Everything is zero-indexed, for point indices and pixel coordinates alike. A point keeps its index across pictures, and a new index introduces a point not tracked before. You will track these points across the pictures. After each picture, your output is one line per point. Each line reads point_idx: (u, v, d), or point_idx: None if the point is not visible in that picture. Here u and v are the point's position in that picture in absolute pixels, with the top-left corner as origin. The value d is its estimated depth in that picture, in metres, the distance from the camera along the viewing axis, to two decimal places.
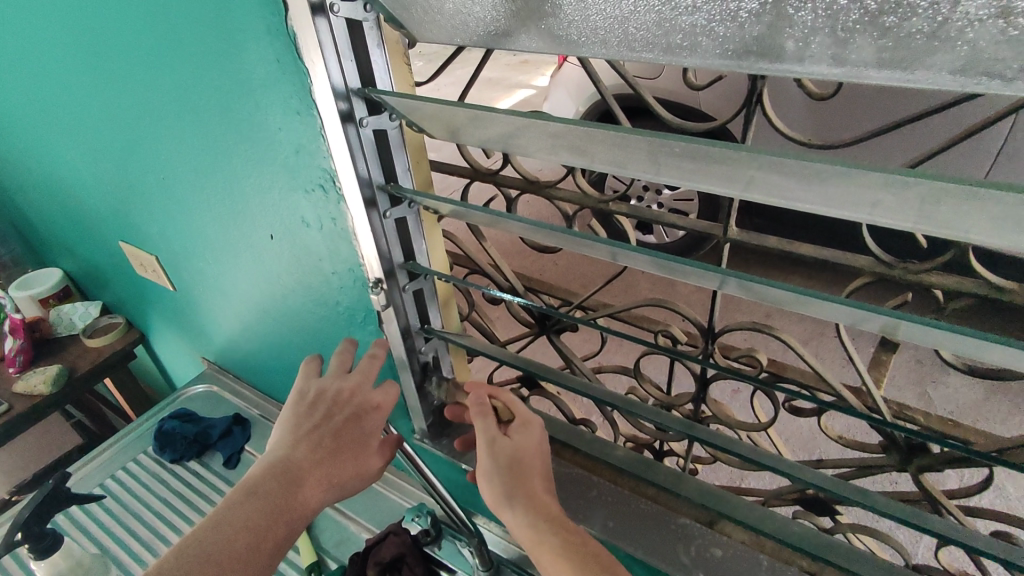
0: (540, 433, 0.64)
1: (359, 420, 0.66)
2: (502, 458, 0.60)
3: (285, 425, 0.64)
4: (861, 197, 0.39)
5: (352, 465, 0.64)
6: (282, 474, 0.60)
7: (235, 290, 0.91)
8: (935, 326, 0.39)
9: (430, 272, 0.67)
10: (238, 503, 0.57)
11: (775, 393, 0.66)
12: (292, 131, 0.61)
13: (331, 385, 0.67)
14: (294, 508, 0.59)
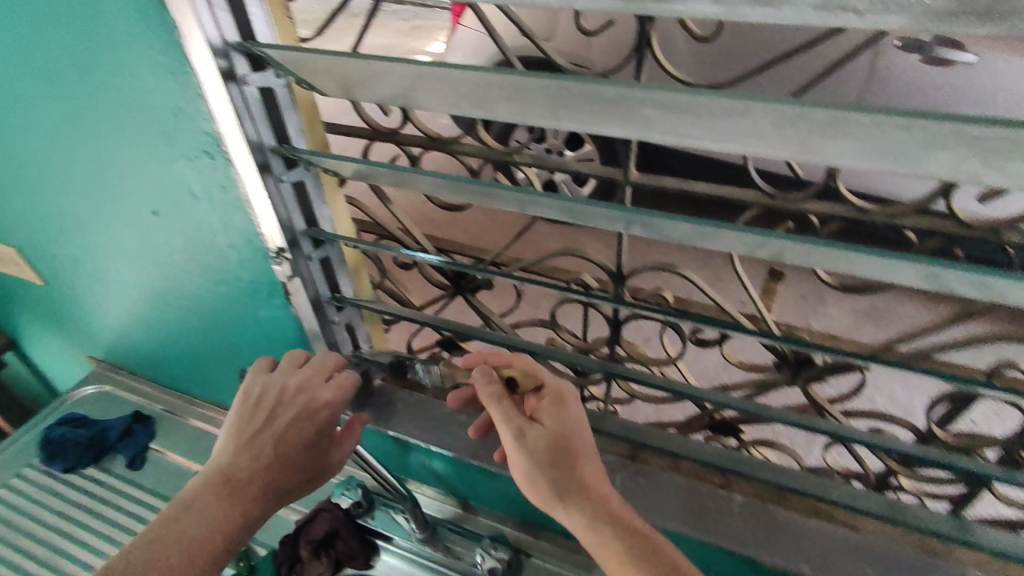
0: (573, 407, 0.63)
1: (304, 422, 0.63)
2: (540, 453, 0.59)
3: (230, 430, 0.63)
4: (745, 130, 0.41)
5: (300, 469, 0.62)
6: (222, 485, 0.59)
7: (120, 278, 0.83)
8: (813, 244, 0.43)
9: (335, 237, 0.64)
10: (174, 519, 0.57)
11: (680, 326, 0.70)
12: (166, 92, 0.55)
13: (281, 382, 0.65)
14: (233, 519, 0.58)
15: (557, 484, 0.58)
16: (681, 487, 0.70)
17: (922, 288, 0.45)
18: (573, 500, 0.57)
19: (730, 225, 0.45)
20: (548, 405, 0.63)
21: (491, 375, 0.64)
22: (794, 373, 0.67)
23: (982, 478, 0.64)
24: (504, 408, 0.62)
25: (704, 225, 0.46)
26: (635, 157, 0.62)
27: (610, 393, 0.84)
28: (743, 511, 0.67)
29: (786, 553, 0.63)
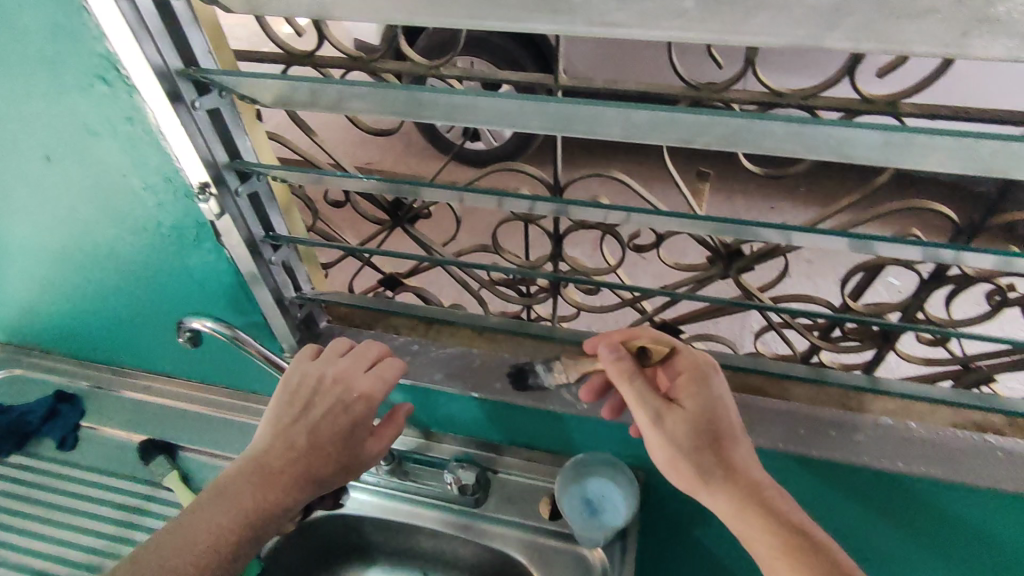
0: (716, 382, 0.63)
1: (342, 411, 0.63)
2: (682, 437, 0.60)
3: (269, 420, 0.64)
4: (672, 10, 0.41)
5: (335, 459, 0.62)
6: (253, 472, 0.59)
7: (19, 242, 0.76)
8: (742, 118, 0.45)
9: (263, 169, 0.60)
10: (203, 503, 0.57)
11: (618, 230, 0.73)
12: (40, 7, 0.50)
13: (323, 370, 0.66)
14: (262, 507, 0.58)
15: (699, 464, 0.58)
16: None
17: (838, 159, 0.48)
18: (719, 484, 0.57)
19: (673, 108, 0.46)
20: (686, 383, 0.63)
21: (622, 353, 0.62)
22: (726, 265, 0.71)
23: (888, 338, 0.71)
24: (639, 387, 0.62)
25: (643, 110, 0.46)
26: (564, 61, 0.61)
27: (558, 308, 0.86)
28: None
29: None
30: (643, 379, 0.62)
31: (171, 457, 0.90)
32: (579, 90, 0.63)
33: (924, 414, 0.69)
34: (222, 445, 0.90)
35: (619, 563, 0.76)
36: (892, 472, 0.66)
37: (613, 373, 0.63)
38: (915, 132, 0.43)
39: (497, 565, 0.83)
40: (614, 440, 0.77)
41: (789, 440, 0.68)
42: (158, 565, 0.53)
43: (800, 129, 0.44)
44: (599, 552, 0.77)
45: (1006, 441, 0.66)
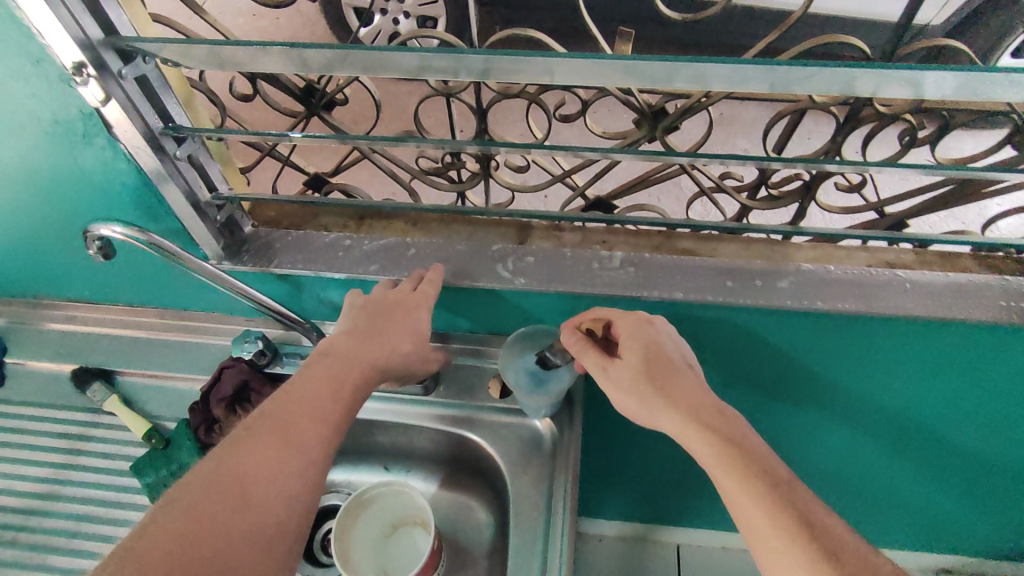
0: (653, 329, 0.67)
1: (410, 312, 0.70)
2: (624, 382, 0.65)
3: (344, 322, 0.70)
4: None
5: (406, 333, 0.70)
6: (346, 352, 0.66)
7: None
8: None
9: (141, 43, 0.54)
10: (310, 373, 0.64)
11: (546, 101, 0.71)
12: None
13: (383, 293, 0.71)
14: (362, 362, 0.66)
15: (644, 400, 0.63)
16: (568, 258, 0.74)
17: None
18: (661, 411, 0.62)
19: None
20: (626, 338, 0.67)
21: (576, 333, 0.69)
22: (653, 125, 0.70)
23: (809, 187, 0.73)
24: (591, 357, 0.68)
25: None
26: None
27: (490, 193, 0.84)
28: (624, 263, 0.73)
29: (662, 287, 0.71)
30: (593, 347, 0.68)
31: (108, 383, 0.87)
32: None
33: (840, 258, 0.72)
34: (160, 365, 0.87)
35: (568, 429, 0.80)
36: (812, 311, 0.69)
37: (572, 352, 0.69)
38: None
39: (454, 449, 0.86)
40: (555, 313, 0.78)
41: (718, 294, 0.70)
42: (297, 404, 0.61)
43: None
44: (547, 421, 0.81)
45: (913, 274, 0.70)
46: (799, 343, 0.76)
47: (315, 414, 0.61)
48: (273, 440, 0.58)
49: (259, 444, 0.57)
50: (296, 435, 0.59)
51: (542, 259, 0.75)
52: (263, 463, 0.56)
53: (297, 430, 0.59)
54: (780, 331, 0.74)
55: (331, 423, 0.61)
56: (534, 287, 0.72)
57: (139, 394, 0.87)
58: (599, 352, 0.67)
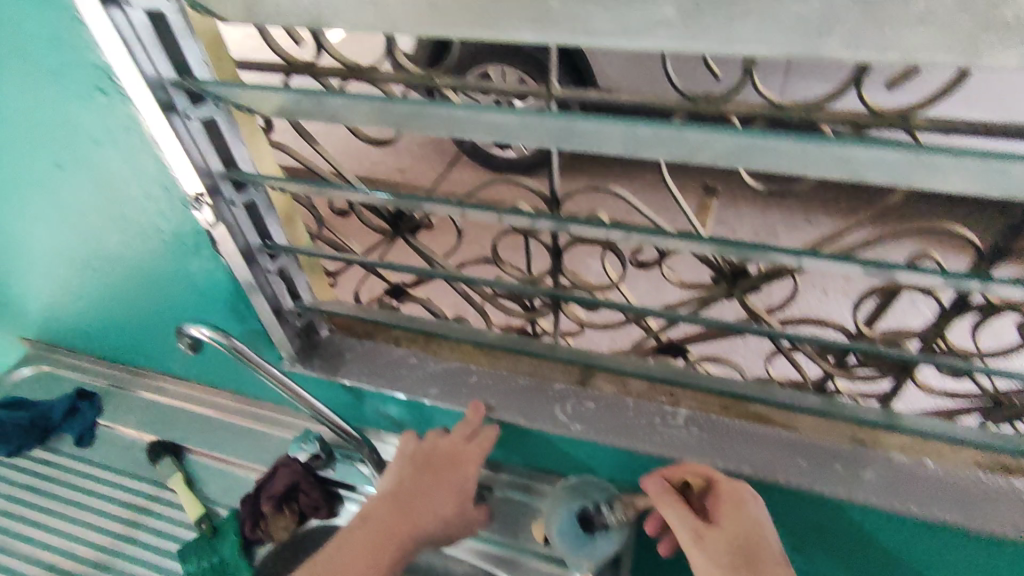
0: (753, 507, 0.59)
1: (458, 468, 0.69)
2: (721, 555, 0.57)
3: (391, 470, 0.69)
4: (649, 18, 0.42)
5: (450, 496, 0.68)
6: (389, 506, 0.65)
7: (41, 244, 0.80)
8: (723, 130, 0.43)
9: (257, 181, 0.61)
10: (350, 531, 0.63)
11: (617, 248, 0.71)
12: (45, 21, 0.52)
13: (435, 438, 0.71)
14: (402, 529, 0.64)
15: None
16: (629, 408, 0.71)
17: (844, 179, 0.44)
18: None
19: (653, 121, 0.45)
20: (726, 503, 0.60)
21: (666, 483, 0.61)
22: (731, 286, 0.69)
23: (906, 367, 0.66)
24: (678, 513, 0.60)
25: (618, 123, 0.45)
26: (559, 70, 0.57)
27: (559, 324, 0.84)
28: (689, 423, 0.69)
29: (728, 457, 0.65)
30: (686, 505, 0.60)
31: (178, 459, 0.91)
32: (574, 101, 0.58)
33: (942, 454, 0.64)
34: (224, 448, 0.91)
35: None
36: (903, 514, 0.61)
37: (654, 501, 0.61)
38: (926, 152, 0.39)
39: None
40: (610, 464, 0.74)
41: (792, 476, 0.64)
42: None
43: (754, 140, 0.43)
44: None
45: None
46: (888, 546, 0.66)
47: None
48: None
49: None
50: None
51: (603, 404, 0.72)
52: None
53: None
54: (864, 529, 0.65)
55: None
56: (590, 435, 0.70)
57: (201, 476, 0.90)
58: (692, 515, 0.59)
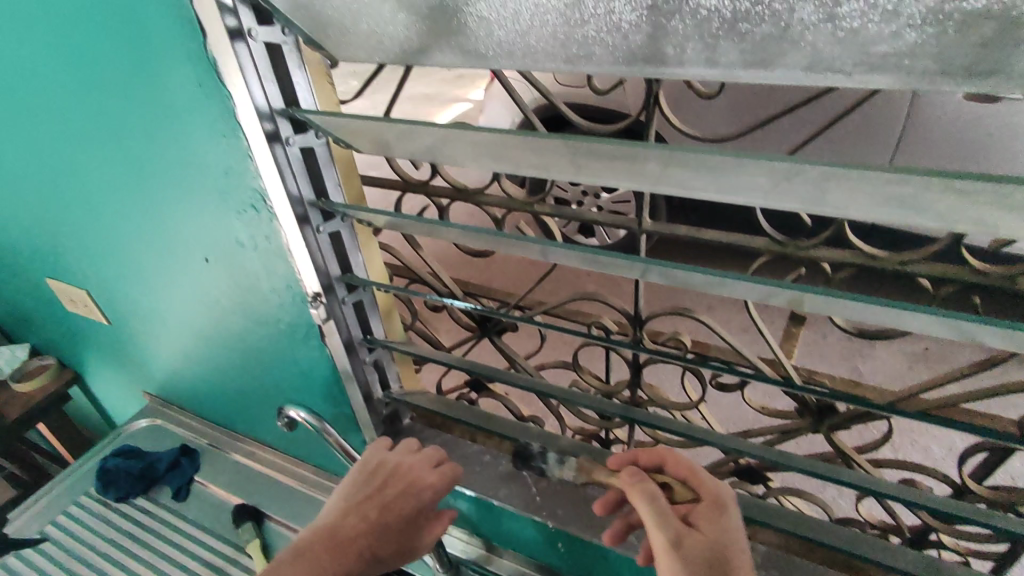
0: (729, 518, 0.57)
1: (408, 496, 0.70)
2: (696, 562, 0.53)
3: (341, 496, 0.71)
4: (745, 185, 0.47)
5: (399, 532, 0.68)
6: (330, 539, 0.65)
7: (176, 316, 0.92)
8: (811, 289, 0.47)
9: (369, 283, 0.71)
10: (287, 560, 0.63)
11: (701, 372, 0.70)
12: (219, 154, 0.63)
13: (390, 459, 0.73)
14: (338, 566, 0.63)
15: None
16: None
17: (957, 339, 0.46)
18: None
19: (739, 276, 0.51)
20: (706, 510, 0.58)
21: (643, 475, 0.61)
22: (816, 421, 0.67)
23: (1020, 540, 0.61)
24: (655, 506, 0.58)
25: (694, 272, 0.54)
26: (649, 207, 0.64)
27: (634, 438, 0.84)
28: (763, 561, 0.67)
29: None
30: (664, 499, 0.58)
31: (257, 524, 0.96)
32: (663, 234, 0.63)
33: None
34: (301, 520, 0.96)
35: None
36: None
37: (630, 492, 0.60)
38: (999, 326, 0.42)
39: None
40: None
41: None
42: None
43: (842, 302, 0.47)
44: None
45: None
46: None
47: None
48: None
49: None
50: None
51: None
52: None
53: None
54: None
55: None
56: None
57: (275, 543, 0.94)
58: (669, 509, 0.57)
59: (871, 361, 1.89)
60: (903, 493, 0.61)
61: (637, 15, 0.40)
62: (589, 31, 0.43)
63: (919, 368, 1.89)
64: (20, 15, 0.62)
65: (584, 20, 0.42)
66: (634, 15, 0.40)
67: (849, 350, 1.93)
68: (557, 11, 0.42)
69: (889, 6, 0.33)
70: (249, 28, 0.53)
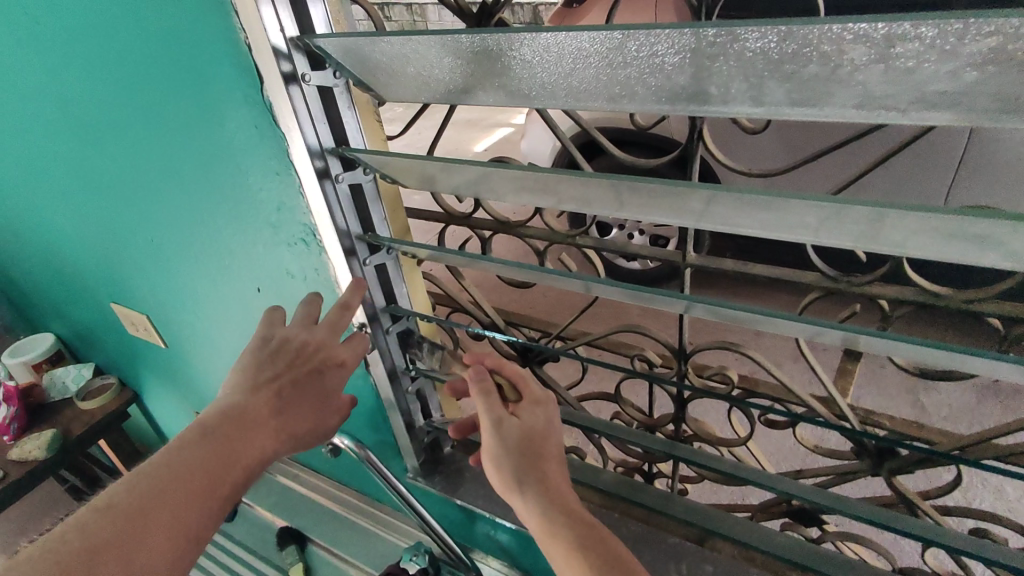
0: (549, 415, 0.67)
1: (320, 377, 0.64)
2: (512, 444, 0.62)
3: (241, 371, 0.63)
4: (797, 221, 0.47)
5: (309, 416, 0.64)
6: (241, 418, 0.59)
7: (227, 342, 0.96)
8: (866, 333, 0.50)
9: (412, 313, 0.72)
10: (194, 442, 0.56)
11: (747, 409, 0.68)
12: (272, 192, 0.66)
13: (296, 334, 0.65)
14: (250, 453, 0.58)
15: (519, 471, 0.61)
16: None
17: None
18: (531, 489, 0.59)
19: (788, 317, 0.54)
20: (528, 406, 0.67)
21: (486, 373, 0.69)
22: (876, 464, 0.65)
23: None
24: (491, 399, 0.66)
25: (741, 312, 0.57)
26: (693, 240, 0.63)
27: (679, 472, 0.85)
28: None
29: None
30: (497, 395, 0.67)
31: (301, 548, 0.97)
32: (708, 268, 0.63)
33: None
34: (342, 545, 0.96)
35: None
36: None
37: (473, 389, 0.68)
38: None
39: None
40: None
41: None
42: (150, 495, 0.52)
43: (889, 343, 0.49)
44: None
45: None
46: None
47: (197, 488, 0.54)
48: (154, 500, 0.52)
49: (135, 511, 0.51)
50: (166, 513, 0.52)
51: None
52: (134, 544, 0.49)
53: (171, 511, 0.52)
54: None
55: (211, 503, 0.54)
56: None
57: (318, 567, 0.95)
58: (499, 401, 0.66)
59: (934, 393, 1.79)
60: (969, 548, 0.60)
61: (680, 58, 0.40)
62: (632, 73, 0.42)
63: (990, 403, 1.77)
64: (96, 64, 0.66)
65: (626, 62, 0.42)
66: (678, 58, 0.40)
67: (910, 381, 1.83)
68: (599, 54, 0.42)
69: (947, 46, 0.32)
70: (302, 73, 0.55)
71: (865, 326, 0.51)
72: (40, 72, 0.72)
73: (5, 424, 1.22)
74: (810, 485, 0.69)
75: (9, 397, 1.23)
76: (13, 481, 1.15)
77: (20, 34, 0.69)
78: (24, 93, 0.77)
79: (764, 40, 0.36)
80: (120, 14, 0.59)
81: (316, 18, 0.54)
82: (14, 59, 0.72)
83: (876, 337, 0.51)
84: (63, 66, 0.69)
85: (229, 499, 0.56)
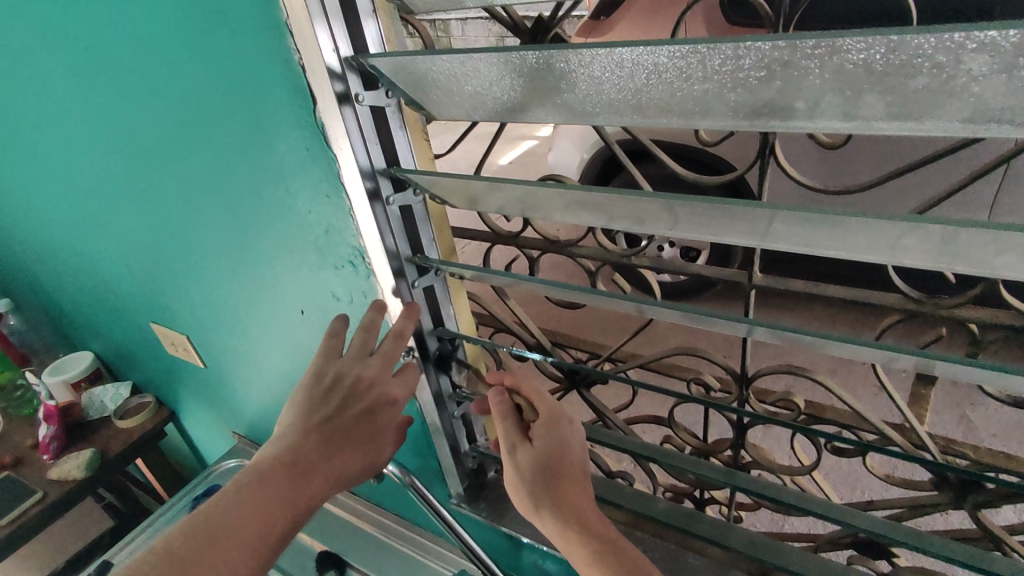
0: (569, 430, 0.63)
1: (372, 419, 0.63)
2: (528, 470, 0.61)
3: (295, 411, 0.62)
4: (882, 243, 0.43)
5: (361, 457, 0.62)
6: (294, 464, 0.58)
7: (267, 363, 0.95)
8: (958, 363, 0.45)
9: (459, 337, 0.71)
10: (248, 488, 0.56)
11: (816, 436, 0.66)
12: (321, 214, 0.65)
13: (349, 369, 0.63)
14: (299, 500, 0.57)
15: (534, 496, 0.59)
16: None
17: None
18: (547, 511, 0.58)
19: (857, 340, 0.49)
20: (541, 427, 0.63)
21: (503, 395, 0.66)
22: (960, 496, 0.62)
23: None
24: (507, 426, 0.64)
25: (810, 337, 0.52)
26: (759, 260, 0.62)
27: (734, 499, 0.82)
28: None
29: None
30: (516, 418, 0.65)
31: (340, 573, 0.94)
32: (775, 289, 0.61)
33: None
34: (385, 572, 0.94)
35: None
36: None
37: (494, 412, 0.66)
38: None
39: None
40: None
41: None
42: (201, 548, 0.52)
43: (969, 370, 0.45)
44: None
45: None
46: None
47: (250, 538, 0.54)
48: (210, 548, 0.52)
49: (189, 559, 0.51)
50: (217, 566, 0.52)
51: None
52: None
53: (224, 562, 0.52)
54: None
55: (263, 553, 0.54)
56: None
57: None
58: (517, 426, 0.64)
59: (985, 409, 1.71)
60: None
61: (767, 71, 0.37)
62: (710, 87, 0.40)
63: None
64: (149, 85, 0.66)
65: (705, 76, 0.39)
66: (765, 71, 0.37)
67: (956, 397, 1.77)
68: (675, 69, 0.40)
69: None
70: (356, 93, 0.54)
71: (944, 351, 0.47)
72: (91, 91, 0.72)
73: (46, 443, 1.23)
74: (883, 516, 0.65)
75: (49, 416, 1.24)
76: (54, 501, 1.16)
77: (73, 57, 0.69)
78: (76, 114, 0.77)
79: (869, 51, 0.33)
80: (175, 34, 0.58)
81: (369, 37, 0.52)
82: (66, 78, 0.73)
83: (960, 365, 0.46)
84: (115, 87, 0.69)
85: (279, 547, 0.56)
